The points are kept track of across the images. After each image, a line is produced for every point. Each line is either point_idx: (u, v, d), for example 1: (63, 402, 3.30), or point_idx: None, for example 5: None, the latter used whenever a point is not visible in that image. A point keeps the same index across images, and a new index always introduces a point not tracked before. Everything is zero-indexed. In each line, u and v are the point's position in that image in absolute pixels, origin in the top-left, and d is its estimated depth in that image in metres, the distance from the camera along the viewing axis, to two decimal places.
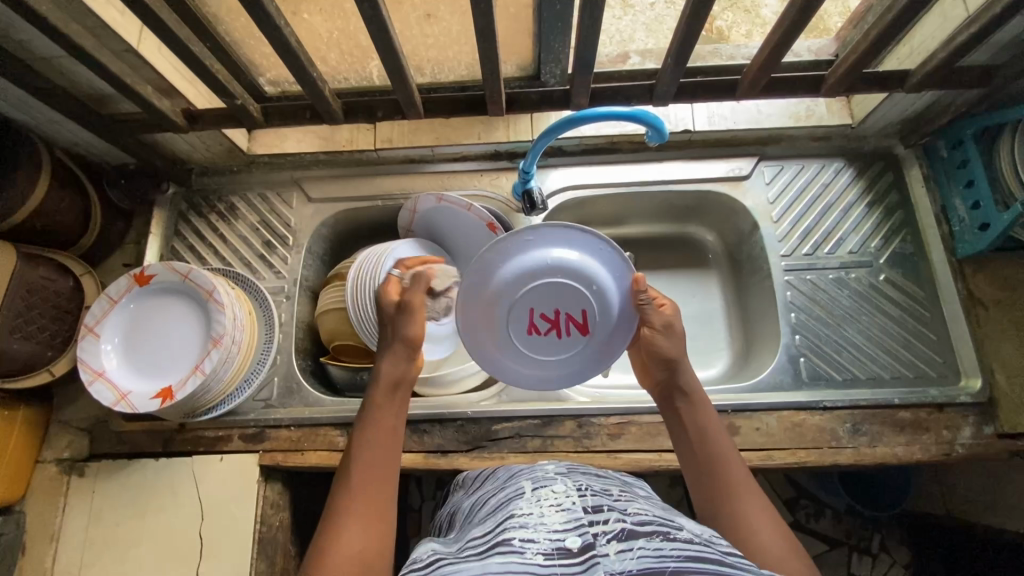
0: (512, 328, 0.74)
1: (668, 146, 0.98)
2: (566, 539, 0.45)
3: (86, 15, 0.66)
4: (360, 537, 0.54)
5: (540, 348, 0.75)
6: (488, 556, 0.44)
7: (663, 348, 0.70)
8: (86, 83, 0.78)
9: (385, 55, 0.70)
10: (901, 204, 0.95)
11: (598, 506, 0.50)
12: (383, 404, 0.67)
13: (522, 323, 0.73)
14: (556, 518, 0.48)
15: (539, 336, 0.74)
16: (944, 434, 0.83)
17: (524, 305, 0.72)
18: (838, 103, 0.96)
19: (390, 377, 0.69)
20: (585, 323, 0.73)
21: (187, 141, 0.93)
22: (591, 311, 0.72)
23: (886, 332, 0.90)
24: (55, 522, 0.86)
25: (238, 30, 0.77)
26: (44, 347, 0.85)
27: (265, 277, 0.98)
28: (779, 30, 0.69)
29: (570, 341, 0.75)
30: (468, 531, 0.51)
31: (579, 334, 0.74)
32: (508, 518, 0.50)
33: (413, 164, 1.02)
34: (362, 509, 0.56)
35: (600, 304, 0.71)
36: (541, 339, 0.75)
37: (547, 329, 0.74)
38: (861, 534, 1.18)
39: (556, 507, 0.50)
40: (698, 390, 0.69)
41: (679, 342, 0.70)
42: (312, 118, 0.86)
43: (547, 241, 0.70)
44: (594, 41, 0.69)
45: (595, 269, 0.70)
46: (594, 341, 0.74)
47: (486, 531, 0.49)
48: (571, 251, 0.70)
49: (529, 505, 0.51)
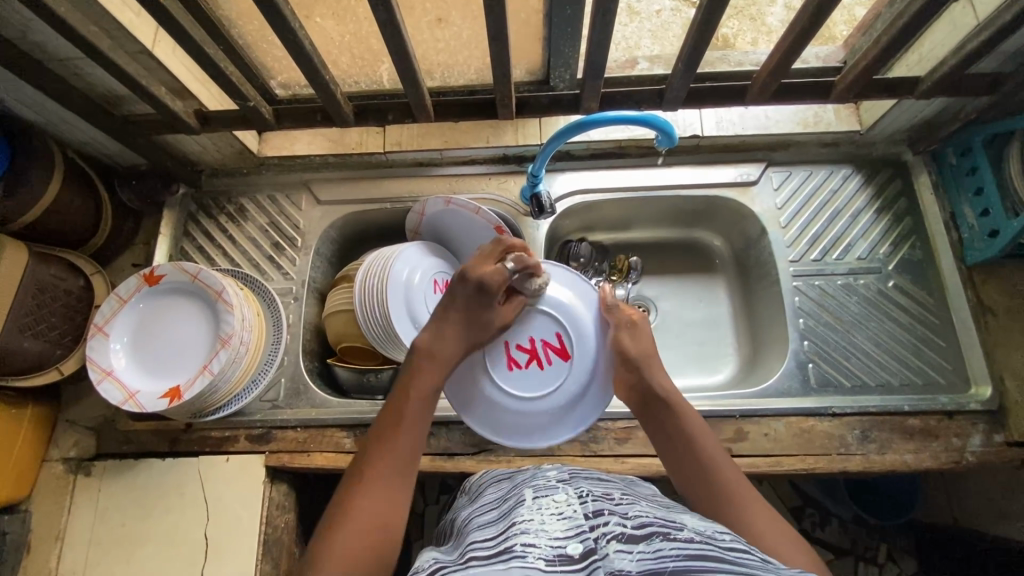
0: (490, 364, 0.77)
1: (677, 151, 0.98)
2: (568, 544, 0.44)
3: (103, 16, 0.67)
4: (380, 507, 0.54)
5: (520, 384, 0.77)
6: (488, 563, 0.44)
7: (628, 345, 0.73)
8: (101, 84, 0.79)
9: (398, 58, 0.70)
10: (910, 211, 0.95)
11: (598, 510, 0.49)
12: (422, 370, 0.66)
13: (503, 356, 0.77)
14: (556, 525, 0.48)
15: (519, 371, 0.78)
16: (954, 441, 0.83)
17: (500, 337, 0.78)
18: (847, 110, 0.96)
19: (436, 348, 0.68)
20: (562, 347, 0.78)
21: (199, 143, 0.94)
22: (566, 335, 0.78)
23: (896, 338, 0.90)
24: (60, 522, 0.86)
25: (252, 33, 0.77)
26: (53, 346, 0.85)
27: (274, 278, 0.98)
28: (789, 37, 0.69)
29: (550, 374, 0.77)
30: (469, 539, 0.51)
31: (560, 362, 0.78)
32: (511, 526, 0.49)
33: (422, 167, 1.02)
34: (386, 475, 0.56)
35: (573, 326, 0.78)
36: (523, 375, 0.77)
37: (528, 360, 0.77)
38: (868, 544, 1.17)
39: (557, 514, 0.50)
40: (671, 391, 0.69)
41: (645, 339, 0.74)
42: (323, 121, 0.86)
43: (508, 279, 0.80)
44: (605, 45, 0.69)
45: (569, 302, 0.78)
46: (575, 371, 0.77)
47: (487, 538, 0.48)
48: (536, 284, 0.79)
49: (530, 512, 0.51)
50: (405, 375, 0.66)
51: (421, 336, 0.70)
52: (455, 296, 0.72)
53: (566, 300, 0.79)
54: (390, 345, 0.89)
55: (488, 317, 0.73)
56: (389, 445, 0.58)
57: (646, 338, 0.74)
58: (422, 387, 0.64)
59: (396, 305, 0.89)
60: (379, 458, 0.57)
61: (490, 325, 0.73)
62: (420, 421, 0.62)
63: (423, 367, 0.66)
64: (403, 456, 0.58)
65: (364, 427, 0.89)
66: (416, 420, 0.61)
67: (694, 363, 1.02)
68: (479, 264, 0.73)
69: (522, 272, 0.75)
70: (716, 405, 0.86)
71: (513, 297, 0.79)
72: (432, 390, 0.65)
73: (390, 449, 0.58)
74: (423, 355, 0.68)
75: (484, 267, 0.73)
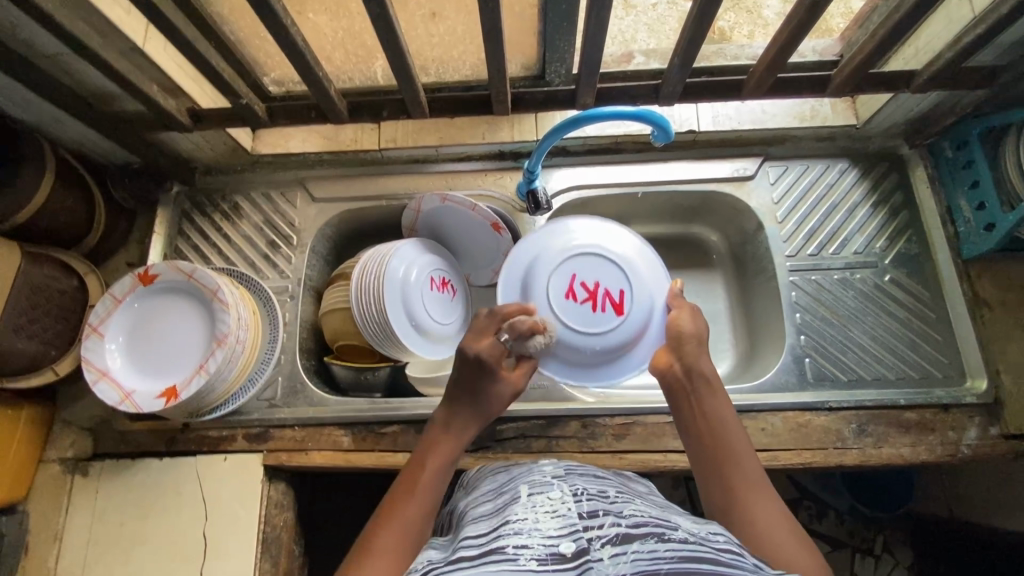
0: (551, 285, 0.76)
1: (673, 146, 0.98)
2: (560, 544, 0.45)
3: (93, 14, 0.66)
4: (387, 573, 0.51)
5: (570, 315, 0.75)
6: (481, 562, 0.44)
7: (687, 326, 0.72)
8: (92, 82, 0.78)
9: (392, 54, 0.69)
10: (907, 204, 0.95)
11: (592, 510, 0.49)
12: (436, 444, 0.66)
13: (563, 286, 0.77)
14: (550, 524, 0.48)
15: (573, 303, 0.76)
16: (950, 435, 0.83)
17: (568, 271, 0.77)
18: (844, 103, 0.96)
19: (448, 422, 0.68)
20: (621, 304, 0.76)
21: (192, 141, 0.93)
22: (629, 294, 0.76)
23: (892, 332, 0.90)
24: (58, 523, 0.86)
25: (244, 29, 0.76)
26: (48, 346, 0.85)
27: (270, 276, 0.98)
28: (785, 31, 0.69)
29: (600, 321, 0.75)
30: (462, 534, 0.51)
31: (612, 315, 0.75)
32: (503, 522, 0.49)
33: (417, 163, 1.02)
34: (398, 543, 0.55)
35: (637, 290, 0.76)
36: (577, 308, 0.76)
37: (585, 300, 0.76)
38: (864, 536, 1.17)
39: (551, 513, 0.50)
40: (716, 379, 0.68)
41: (702, 325, 0.73)
42: (317, 118, 0.86)
43: (590, 226, 0.80)
44: (600, 40, 0.69)
45: (636, 263, 0.78)
46: (621, 329, 0.75)
47: (481, 535, 0.49)
48: (615, 238, 0.79)
49: (524, 510, 0.51)
50: (420, 451, 0.66)
51: (437, 413, 0.70)
52: (458, 388, 0.70)
53: (638, 263, 0.78)
54: (388, 343, 0.89)
55: (492, 390, 0.70)
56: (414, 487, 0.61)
57: (702, 324, 0.73)
58: (449, 441, 0.66)
59: (393, 302, 0.88)
60: (388, 525, 0.56)
61: (499, 397, 0.71)
62: (433, 491, 0.61)
63: (439, 437, 0.67)
64: (415, 525, 0.57)
65: (362, 426, 0.89)
66: (428, 488, 0.61)
67: None
68: (475, 337, 0.71)
69: (519, 339, 0.72)
70: None
71: (590, 241, 0.78)
72: (447, 464, 0.65)
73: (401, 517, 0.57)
74: (435, 429, 0.68)
75: (481, 341, 0.70)
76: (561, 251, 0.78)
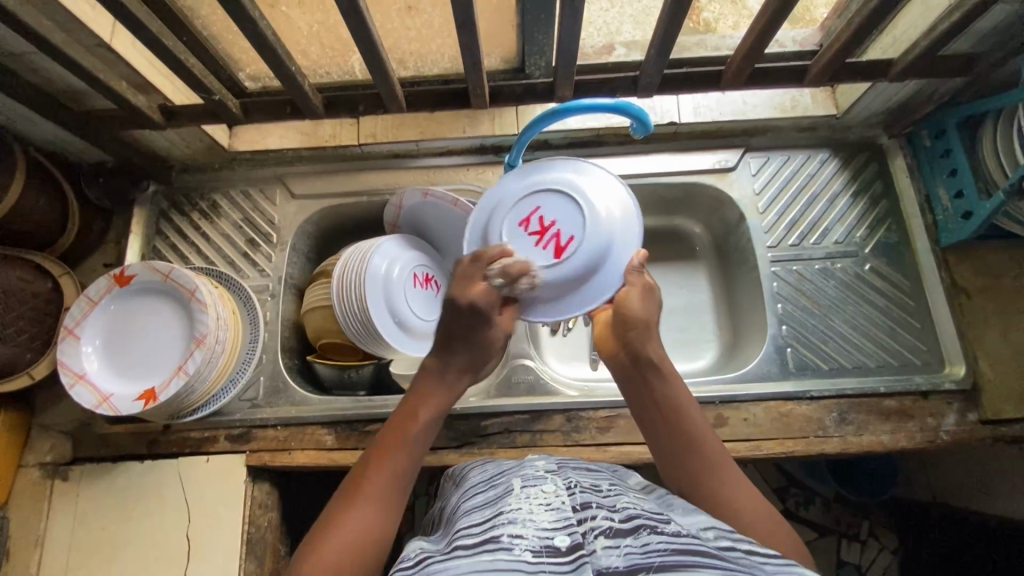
0: (506, 211, 0.69)
1: (655, 138, 0.98)
2: (554, 537, 0.44)
3: (55, 9, 0.65)
4: (365, 528, 0.54)
5: (512, 244, 0.68)
6: (475, 552, 0.44)
7: (636, 306, 0.66)
8: (59, 80, 0.76)
9: (365, 48, 0.68)
10: (886, 194, 0.95)
11: (586, 503, 0.49)
12: (427, 392, 0.64)
13: (518, 214, 0.68)
14: (545, 516, 0.47)
15: (520, 233, 0.68)
16: (928, 421, 0.84)
17: (529, 201, 0.69)
18: (824, 93, 0.96)
19: (438, 369, 0.65)
20: (565, 248, 0.66)
21: (167, 138, 0.91)
22: (577, 243, 0.66)
23: (872, 320, 0.91)
24: (39, 527, 0.85)
25: (215, 24, 0.75)
26: (23, 350, 0.84)
27: (250, 275, 0.96)
28: (761, 20, 0.68)
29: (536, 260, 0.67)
30: (456, 526, 0.51)
31: (553, 255, 0.66)
32: (498, 515, 0.49)
33: (398, 158, 1.01)
34: (380, 494, 0.57)
35: (591, 238, 0.66)
36: (521, 240, 0.67)
37: (533, 233, 0.67)
38: (850, 521, 1.19)
39: (545, 506, 0.50)
40: (664, 359, 0.66)
41: (652, 306, 0.67)
42: (293, 113, 0.84)
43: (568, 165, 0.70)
44: (576, 33, 0.68)
45: (603, 212, 0.67)
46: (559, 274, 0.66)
47: (474, 525, 0.48)
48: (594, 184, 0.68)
49: (518, 502, 0.51)
50: (412, 394, 0.65)
51: (427, 361, 0.67)
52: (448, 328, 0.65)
53: (611, 211, 0.67)
54: (370, 341, 0.89)
55: (485, 336, 0.65)
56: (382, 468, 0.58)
57: (653, 307, 0.67)
58: (424, 415, 0.63)
59: (375, 300, 0.88)
60: (371, 479, 0.57)
61: (491, 342, 0.66)
62: (418, 446, 0.61)
63: (432, 389, 0.64)
64: (395, 482, 0.58)
65: (345, 424, 0.89)
66: (414, 445, 0.61)
67: (676, 350, 1.02)
68: (464, 284, 0.64)
69: (511, 283, 0.65)
70: (696, 392, 0.86)
71: (566, 179, 0.69)
72: (438, 416, 0.64)
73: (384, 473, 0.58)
74: (426, 377, 0.66)
75: (470, 289, 0.64)
76: (525, 184, 0.69)
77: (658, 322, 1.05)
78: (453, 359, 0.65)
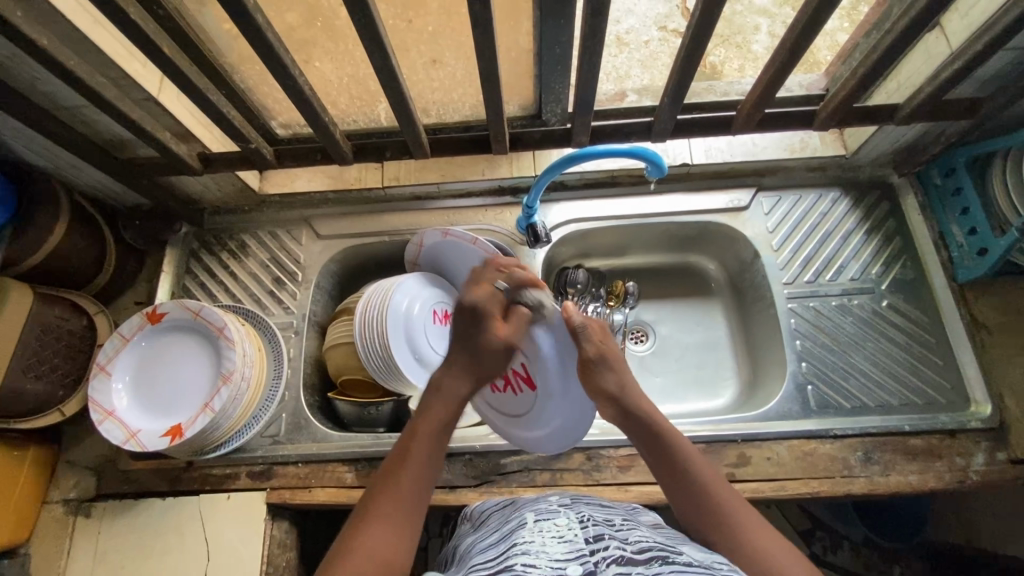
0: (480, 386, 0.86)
1: (668, 179, 1.00)
2: (568, 567, 0.44)
3: (112, 69, 0.70)
4: (385, 545, 0.53)
5: (505, 404, 0.85)
6: None
7: (602, 384, 0.69)
8: (107, 131, 0.82)
9: (395, 99, 0.73)
10: (899, 231, 0.96)
11: (598, 535, 0.49)
12: (435, 405, 0.65)
13: (488, 382, 0.86)
14: (557, 547, 0.47)
15: (502, 395, 0.85)
16: (957, 461, 0.82)
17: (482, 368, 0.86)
18: (832, 135, 0.99)
19: (446, 386, 0.67)
20: (529, 377, 0.82)
21: (202, 183, 0.96)
22: (529, 364, 0.81)
23: (892, 356, 0.90)
24: (59, 565, 0.85)
25: (253, 78, 0.80)
26: (56, 387, 0.86)
27: (275, 313, 0.99)
28: (770, 70, 0.72)
29: (523, 398, 0.83)
30: (471, 561, 0.51)
31: (529, 390, 0.82)
32: (511, 546, 0.49)
33: (419, 200, 1.05)
34: (393, 510, 0.56)
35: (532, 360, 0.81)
36: (507, 396, 0.85)
37: (507, 386, 0.85)
38: (881, 568, 1.14)
39: (558, 538, 0.50)
40: (658, 415, 0.67)
41: (618, 372, 0.70)
42: (323, 159, 0.89)
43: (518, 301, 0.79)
44: (593, 83, 0.72)
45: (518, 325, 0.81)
46: (546, 399, 0.81)
47: (489, 559, 0.48)
48: None
49: (531, 534, 0.51)
50: (420, 409, 0.65)
51: (431, 378, 0.68)
52: (457, 335, 0.71)
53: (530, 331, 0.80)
54: (390, 376, 0.89)
55: (486, 338, 0.70)
56: (383, 504, 0.56)
57: (612, 358, 0.71)
58: (428, 424, 0.63)
59: (395, 336, 0.89)
60: (386, 493, 0.57)
61: (492, 345, 0.70)
62: (431, 452, 0.61)
63: (433, 402, 0.65)
64: (411, 497, 0.57)
65: (365, 462, 0.89)
66: (426, 451, 0.61)
67: (693, 388, 1.02)
68: (471, 290, 0.74)
69: (515, 288, 0.76)
70: (718, 430, 0.86)
71: None
72: (445, 426, 0.64)
73: (400, 479, 0.58)
74: (430, 392, 0.67)
75: (477, 290, 0.74)
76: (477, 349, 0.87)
77: (675, 358, 1.05)
78: (456, 372, 0.68)
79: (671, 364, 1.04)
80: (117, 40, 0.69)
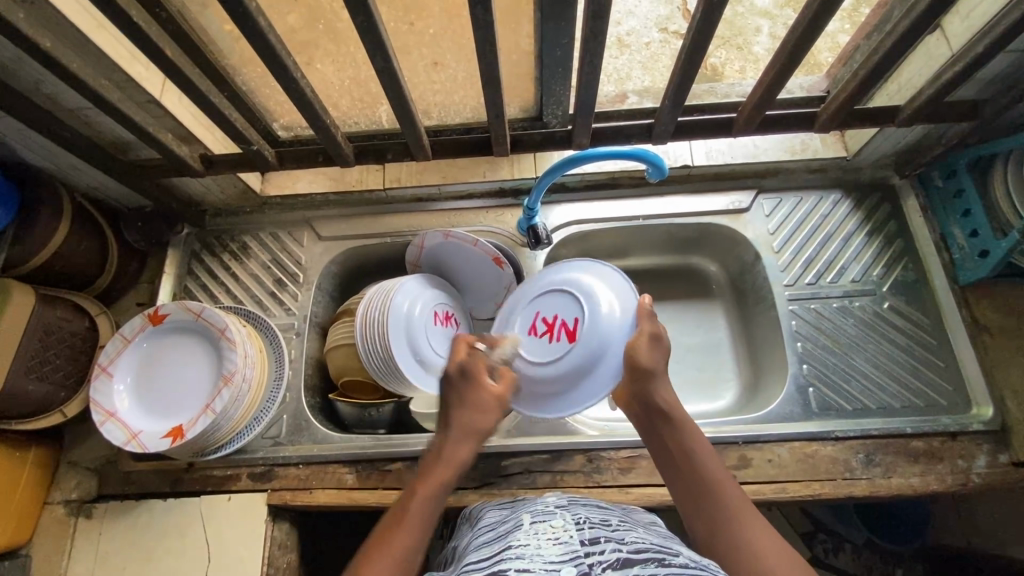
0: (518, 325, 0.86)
1: (669, 181, 1.01)
2: (562, 569, 0.44)
3: (115, 71, 0.71)
4: None
5: (532, 350, 0.82)
6: None
7: (641, 357, 0.71)
8: (110, 133, 0.82)
9: (397, 101, 0.73)
10: (901, 233, 0.96)
11: (593, 537, 0.49)
12: (437, 465, 0.64)
13: (527, 324, 0.85)
14: (552, 550, 0.47)
15: (535, 338, 0.83)
16: (959, 463, 0.82)
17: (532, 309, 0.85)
18: (832, 137, 0.99)
19: (447, 451, 0.65)
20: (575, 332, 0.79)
21: (204, 184, 0.96)
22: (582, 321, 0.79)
23: (893, 358, 0.90)
24: (60, 566, 0.86)
25: (255, 80, 0.81)
26: (57, 388, 0.86)
27: (277, 314, 0.99)
28: (770, 72, 0.72)
29: (557, 349, 0.80)
30: (465, 561, 0.51)
31: (566, 343, 0.79)
32: (506, 548, 0.49)
33: (420, 202, 1.05)
34: (390, 565, 0.54)
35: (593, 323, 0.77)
36: (537, 342, 0.82)
37: (545, 332, 0.82)
38: (883, 570, 1.13)
39: (553, 540, 0.49)
40: (673, 405, 0.68)
41: (660, 355, 0.72)
42: (325, 161, 0.89)
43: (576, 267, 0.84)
44: (594, 86, 0.72)
45: (593, 285, 0.80)
46: (580, 359, 0.77)
47: (484, 561, 0.48)
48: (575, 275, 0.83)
49: (526, 537, 0.50)
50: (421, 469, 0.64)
51: (435, 439, 0.68)
52: (449, 402, 0.70)
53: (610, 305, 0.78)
54: (392, 378, 0.89)
55: (478, 400, 0.69)
56: (380, 558, 0.54)
57: (658, 355, 0.72)
58: (432, 480, 0.62)
59: (397, 337, 0.89)
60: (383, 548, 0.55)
61: (488, 405, 0.69)
62: (431, 508, 0.60)
63: (437, 462, 0.64)
64: (409, 552, 0.55)
65: (366, 463, 0.89)
66: (426, 506, 0.59)
67: (694, 389, 1.02)
68: (455, 357, 0.73)
69: (489, 347, 0.79)
70: (719, 432, 0.86)
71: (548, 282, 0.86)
72: (446, 484, 0.62)
73: (398, 531, 0.57)
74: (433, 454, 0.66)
75: (459, 354, 0.74)
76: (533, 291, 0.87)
77: (676, 360, 1.05)
78: (457, 437, 0.66)
79: (672, 366, 1.04)
80: (120, 42, 0.70)
